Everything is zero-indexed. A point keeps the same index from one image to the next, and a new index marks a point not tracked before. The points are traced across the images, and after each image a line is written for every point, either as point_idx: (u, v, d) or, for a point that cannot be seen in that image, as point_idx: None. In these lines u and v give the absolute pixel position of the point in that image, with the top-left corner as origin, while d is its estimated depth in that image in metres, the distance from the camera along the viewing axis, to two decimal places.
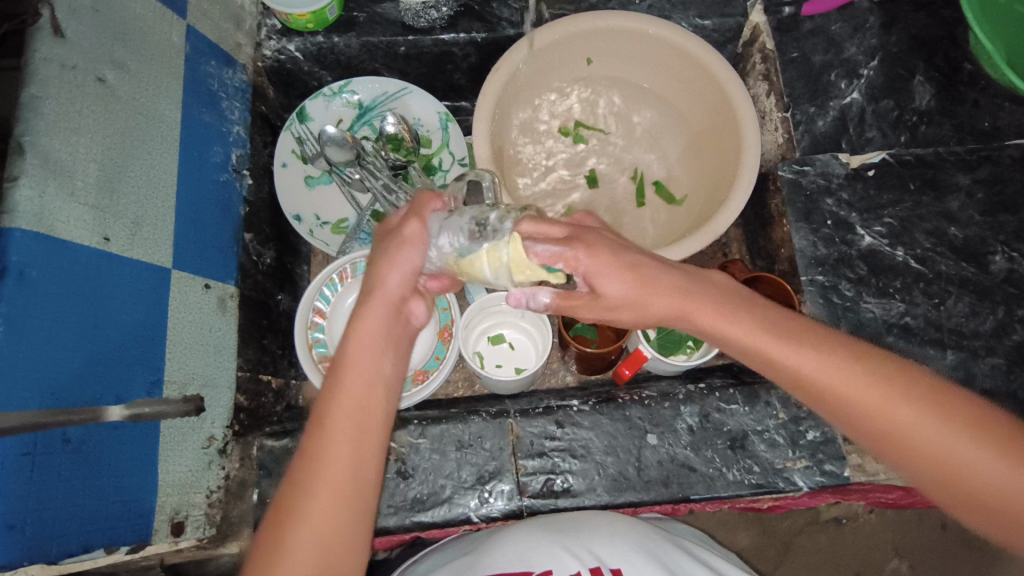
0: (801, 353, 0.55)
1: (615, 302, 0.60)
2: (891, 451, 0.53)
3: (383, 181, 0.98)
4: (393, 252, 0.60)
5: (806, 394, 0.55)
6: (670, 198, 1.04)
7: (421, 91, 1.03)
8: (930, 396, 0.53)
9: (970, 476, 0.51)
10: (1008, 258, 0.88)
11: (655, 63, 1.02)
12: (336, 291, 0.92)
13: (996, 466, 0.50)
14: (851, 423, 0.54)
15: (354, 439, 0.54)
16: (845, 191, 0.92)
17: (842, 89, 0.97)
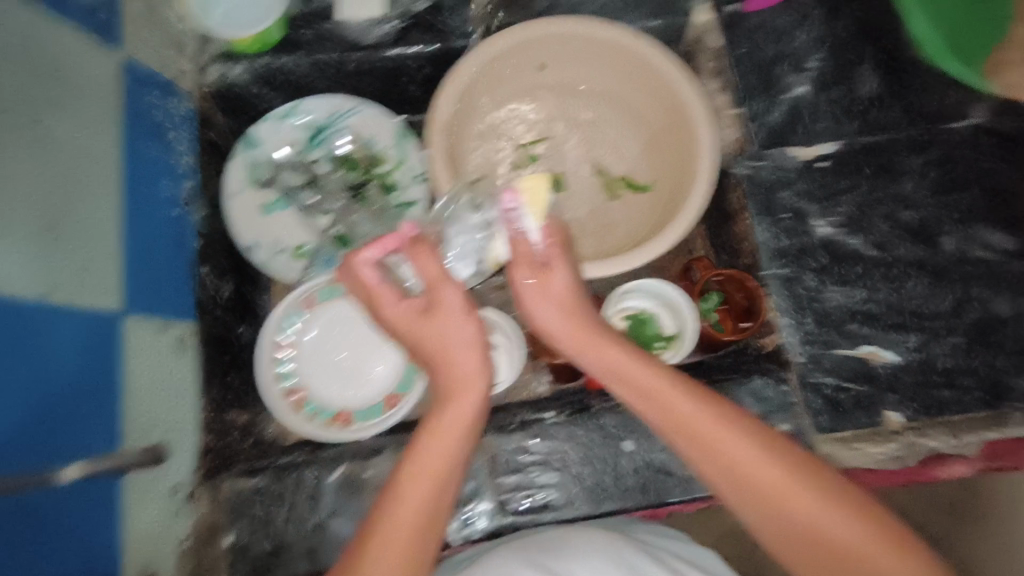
0: (688, 404, 0.59)
1: (542, 300, 0.69)
2: (758, 514, 0.55)
3: (341, 204, 0.97)
4: (445, 327, 0.65)
5: (684, 443, 0.58)
6: (641, 186, 1.03)
7: (374, 107, 0.99)
8: (804, 468, 0.55)
9: (833, 546, 0.52)
10: (960, 238, 0.89)
11: (608, 66, 1.01)
12: (299, 322, 0.90)
13: (859, 540, 0.51)
14: (723, 480, 0.57)
15: (440, 467, 0.56)
16: (802, 181, 0.93)
17: (794, 79, 0.97)
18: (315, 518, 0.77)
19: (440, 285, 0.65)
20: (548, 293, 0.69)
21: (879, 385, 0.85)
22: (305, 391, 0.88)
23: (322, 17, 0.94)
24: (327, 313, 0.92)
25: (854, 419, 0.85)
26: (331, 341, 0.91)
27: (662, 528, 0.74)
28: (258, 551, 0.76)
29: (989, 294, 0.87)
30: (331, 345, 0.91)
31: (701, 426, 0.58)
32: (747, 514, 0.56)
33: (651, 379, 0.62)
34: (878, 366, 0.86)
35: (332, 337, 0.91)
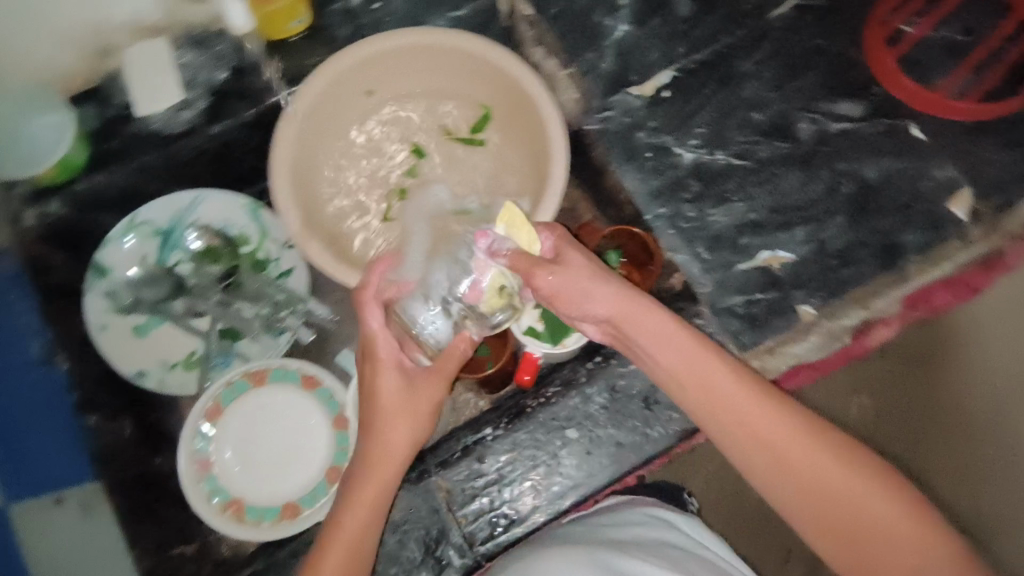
0: (742, 397, 0.62)
1: (571, 291, 0.66)
2: (791, 490, 0.60)
3: (216, 299, 0.94)
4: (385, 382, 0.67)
5: (727, 429, 0.63)
6: (486, 118, 1.00)
7: (216, 191, 0.94)
8: (850, 457, 0.60)
9: (865, 525, 0.58)
10: (812, 121, 0.92)
11: (433, 69, 0.98)
12: (212, 433, 0.86)
13: (897, 521, 0.57)
14: (760, 457, 0.61)
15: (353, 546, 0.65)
16: (652, 120, 0.93)
17: (610, 26, 0.96)
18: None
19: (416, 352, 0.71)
20: (573, 275, 0.65)
21: (784, 287, 0.86)
22: (241, 500, 0.85)
23: (120, 123, 0.89)
24: (238, 414, 0.87)
25: (771, 326, 0.85)
26: (251, 437, 0.87)
27: (627, 512, 0.72)
28: None
29: (854, 165, 0.89)
30: (254, 440, 0.87)
31: (745, 411, 0.62)
32: (781, 490, 0.61)
33: (694, 368, 0.65)
34: (779, 270, 0.86)
35: (251, 434, 0.87)
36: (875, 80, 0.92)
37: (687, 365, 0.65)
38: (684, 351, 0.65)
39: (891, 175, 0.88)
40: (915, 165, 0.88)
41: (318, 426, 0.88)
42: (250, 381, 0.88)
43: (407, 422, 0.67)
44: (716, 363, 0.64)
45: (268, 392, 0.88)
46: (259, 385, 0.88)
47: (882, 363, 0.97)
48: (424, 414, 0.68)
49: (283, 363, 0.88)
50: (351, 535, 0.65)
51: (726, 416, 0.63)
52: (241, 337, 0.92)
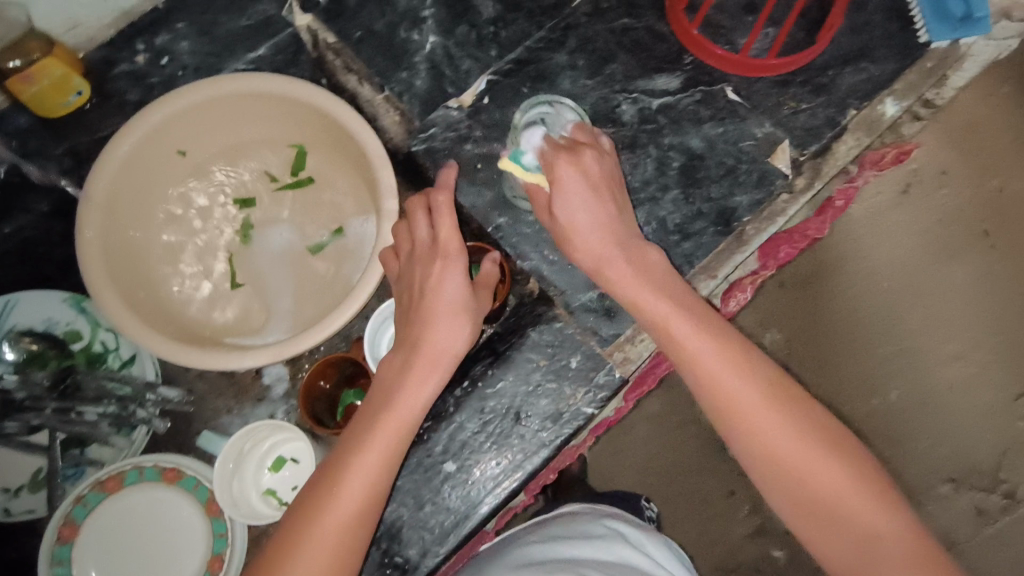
0: (754, 394, 0.63)
1: (570, 201, 0.72)
2: (762, 461, 0.62)
3: (53, 407, 0.85)
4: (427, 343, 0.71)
5: (734, 424, 0.64)
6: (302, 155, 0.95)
7: (29, 292, 0.87)
8: (826, 438, 0.62)
9: (837, 505, 0.60)
10: (632, 101, 0.92)
11: (241, 117, 0.91)
12: (72, 551, 0.82)
13: (860, 503, 0.59)
14: (757, 451, 0.63)
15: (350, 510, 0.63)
16: (475, 128, 0.91)
17: (418, 40, 0.94)
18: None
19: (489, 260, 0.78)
20: (568, 200, 0.72)
21: None
22: None
23: None
24: (98, 527, 0.83)
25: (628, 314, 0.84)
26: (115, 547, 0.83)
27: (587, 525, 0.79)
28: None
29: (679, 138, 0.90)
30: (119, 549, 0.83)
31: (759, 415, 0.63)
32: (766, 477, 0.63)
33: (724, 361, 0.65)
34: None
35: (114, 544, 0.83)
36: (684, 51, 0.93)
37: (716, 363, 0.65)
38: (715, 345, 0.65)
39: (715, 141, 0.90)
40: (735, 127, 0.90)
41: (189, 518, 0.85)
42: (104, 491, 0.84)
43: (465, 320, 0.72)
44: (732, 371, 0.64)
45: (125, 497, 0.84)
46: (114, 491, 0.84)
47: (779, 301, 1.14)
48: (428, 367, 0.70)
49: (137, 463, 0.84)
50: (352, 502, 0.63)
51: (730, 408, 0.64)
52: (90, 443, 0.87)
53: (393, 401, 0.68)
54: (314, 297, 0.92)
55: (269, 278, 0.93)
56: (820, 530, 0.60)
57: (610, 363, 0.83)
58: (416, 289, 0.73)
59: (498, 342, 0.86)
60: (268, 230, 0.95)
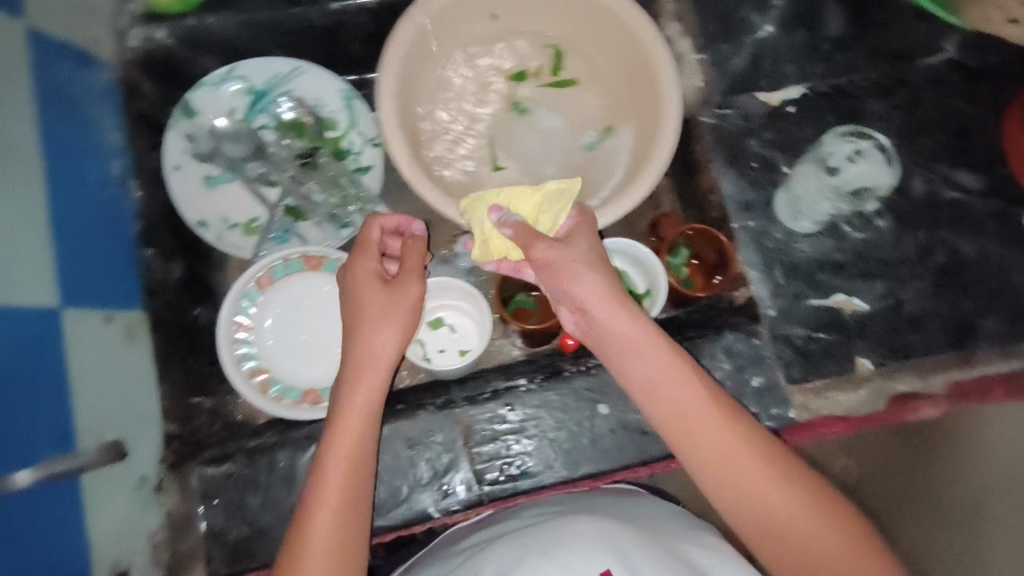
0: (801, 517, 0.56)
1: (384, 307, 0.67)
2: (796, 567, 0.56)
3: (291, 174, 0.93)
4: (370, 340, 0.66)
5: (777, 550, 0.56)
6: (562, 58, 0.98)
7: (316, 68, 0.92)
8: (832, 508, 0.57)
9: (764, 509, 0.57)
10: (926, 181, 0.89)
11: (563, 12, 0.94)
12: (258, 300, 0.87)
13: (837, 559, 0.54)
14: None
15: (345, 490, 0.60)
16: (767, 131, 0.91)
17: (753, 23, 0.92)
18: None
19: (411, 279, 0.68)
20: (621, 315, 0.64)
21: (847, 333, 0.85)
22: (269, 371, 0.86)
23: None
24: (285, 290, 0.88)
25: (824, 367, 0.84)
26: (292, 317, 0.88)
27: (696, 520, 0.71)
28: (237, 536, 0.73)
29: (954, 237, 0.87)
30: (293, 320, 0.88)
31: (798, 532, 0.56)
32: None
33: (766, 467, 0.58)
34: (848, 316, 0.85)
35: (293, 314, 0.88)
36: (1004, 160, 0.89)
37: (758, 475, 0.58)
38: (734, 441, 0.59)
39: (988, 258, 0.86)
40: (1014, 256, 0.86)
41: None
42: (305, 263, 0.88)
43: (401, 329, 0.67)
44: (772, 477, 0.58)
45: (320, 280, 0.89)
46: (314, 270, 0.89)
47: (880, 440, 0.96)
48: (390, 359, 0.66)
49: (344, 259, 0.89)
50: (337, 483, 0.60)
51: (777, 533, 0.56)
52: (304, 219, 0.92)
53: (355, 373, 0.65)
54: None
55: (523, 157, 0.97)
56: None
57: (791, 403, 0.82)
58: (351, 314, 0.68)
59: (688, 329, 0.89)
60: (533, 117, 0.98)
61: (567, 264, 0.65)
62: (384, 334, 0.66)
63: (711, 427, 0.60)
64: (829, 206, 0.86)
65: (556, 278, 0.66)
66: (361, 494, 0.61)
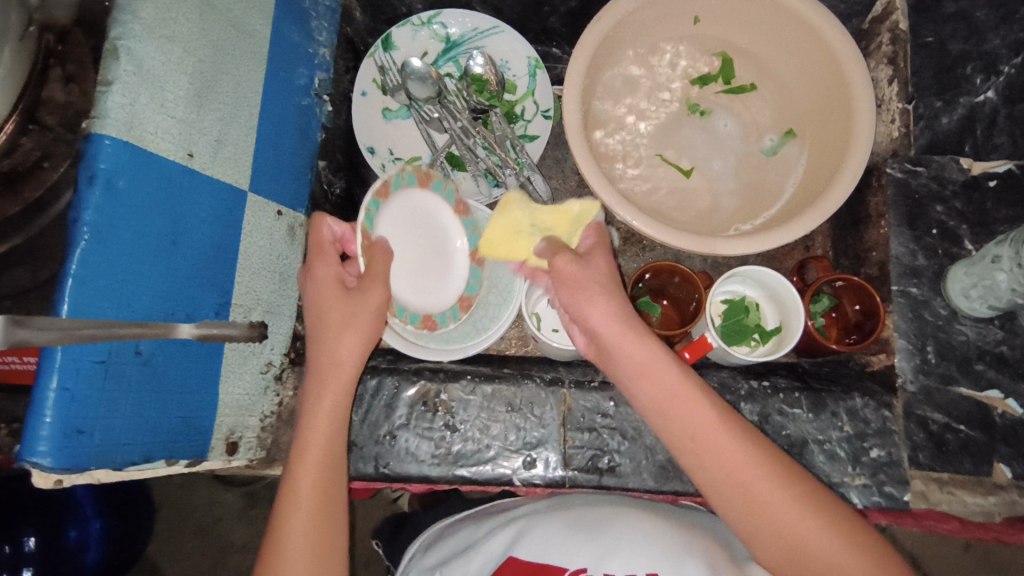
0: (791, 513, 0.56)
1: (340, 307, 0.66)
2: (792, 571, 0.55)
3: (462, 124, 0.94)
4: (341, 340, 0.66)
5: (770, 549, 0.57)
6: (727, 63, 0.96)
7: (513, 31, 0.96)
8: (820, 507, 0.57)
9: (777, 521, 0.56)
10: None
11: (769, 29, 0.92)
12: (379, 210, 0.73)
13: (827, 551, 0.55)
14: None
15: (320, 487, 0.62)
16: (958, 200, 0.84)
17: (976, 85, 0.87)
18: (433, 469, 0.78)
19: (376, 284, 0.67)
20: (619, 339, 0.65)
21: (992, 435, 0.77)
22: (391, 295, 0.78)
23: None
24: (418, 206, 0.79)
25: (957, 463, 0.77)
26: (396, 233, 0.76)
27: None
28: None
29: None
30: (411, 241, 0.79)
31: (788, 527, 0.56)
32: None
33: (758, 468, 0.59)
34: (998, 415, 0.78)
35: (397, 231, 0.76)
36: None
37: (751, 474, 0.59)
38: (722, 441, 0.60)
39: None
40: None
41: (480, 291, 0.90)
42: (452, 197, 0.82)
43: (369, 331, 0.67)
44: (761, 475, 0.59)
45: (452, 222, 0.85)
46: (426, 189, 0.80)
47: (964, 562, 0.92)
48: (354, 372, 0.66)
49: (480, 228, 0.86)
50: (310, 483, 0.62)
51: (769, 530, 0.57)
52: (461, 168, 0.96)
53: (327, 378, 0.65)
54: (691, 202, 0.93)
55: (686, 164, 0.95)
56: None
57: (908, 485, 0.77)
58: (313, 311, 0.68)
59: (811, 379, 0.84)
60: (707, 128, 0.96)
61: (583, 282, 0.67)
62: (349, 342, 0.66)
63: (702, 432, 0.61)
64: (1005, 280, 0.73)
65: (579, 306, 0.67)
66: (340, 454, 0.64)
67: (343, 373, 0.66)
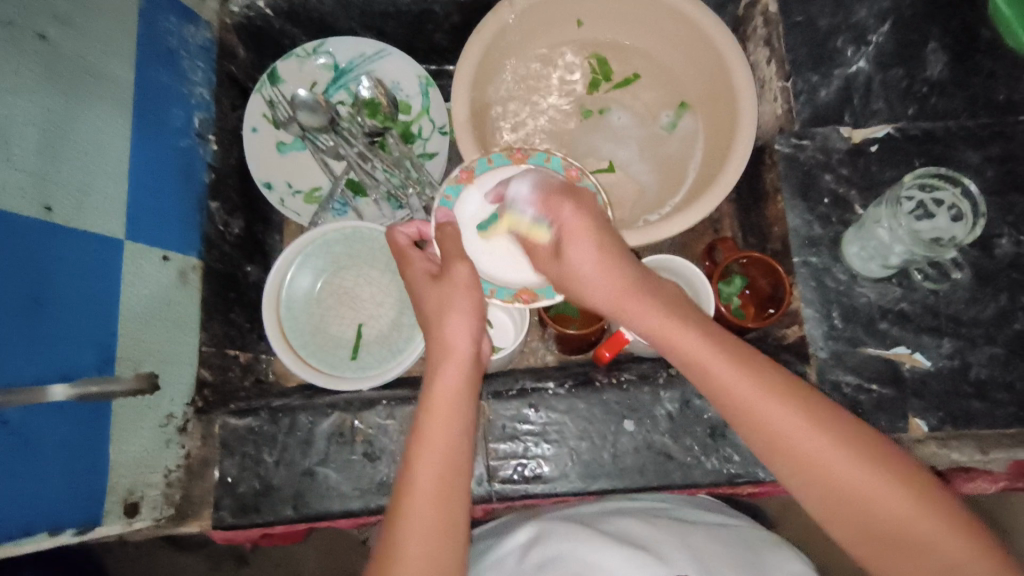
0: (794, 419, 0.57)
1: (446, 298, 0.69)
2: (797, 469, 0.57)
3: (358, 150, 0.95)
4: (451, 331, 0.68)
5: (782, 458, 0.57)
6: (603, 62, 0.97)
7: (399, 53, 0.95)
8: (808, 403, 0.58)
9: (799, 437, 0.56)
10: (1015, 242, 0.82)
11: (649, 23, 0.93)
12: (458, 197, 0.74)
13: (830, 453, 0.56)
14: (809, 484, 0.56)
15: (439, 472, 0.61)
16: (844, 167, 0.86)
17: (848, 57, 0.89)
18: (356, 502, 0.74)
19: (456, 261, 0.69)
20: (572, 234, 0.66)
21: (904, 390, 0.79)
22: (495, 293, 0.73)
23: None
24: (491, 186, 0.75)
25: (874, 422, 0.78)
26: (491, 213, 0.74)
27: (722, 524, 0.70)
28: (246, 489, 0.74)
29: None
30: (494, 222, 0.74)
31: (803, 437, 0.56)
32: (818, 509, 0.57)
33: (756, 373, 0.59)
34: (907, 370, 0.79)
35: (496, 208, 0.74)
36: None
37: (746, 381, 0.58)
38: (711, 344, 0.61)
39: None
40: None
41: (392, 313, 0.90)
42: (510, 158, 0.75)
43: (472, 318, 0.68)
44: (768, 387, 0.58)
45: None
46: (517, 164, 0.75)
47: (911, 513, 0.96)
48: (467, 360, 0.68)
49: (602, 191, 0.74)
50: (435, 459, 0.61)
51: (774, 442, 0.57)
52: (363, 194, 0.95)
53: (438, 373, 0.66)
54: None
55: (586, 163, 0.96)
56: (800, 481, 0.56)
57: None
58: (429, 314, 0.70)
59: None
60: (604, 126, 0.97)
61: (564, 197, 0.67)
62: (460, 327, 0.68)
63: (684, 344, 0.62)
64: (887, 228, 0.76)
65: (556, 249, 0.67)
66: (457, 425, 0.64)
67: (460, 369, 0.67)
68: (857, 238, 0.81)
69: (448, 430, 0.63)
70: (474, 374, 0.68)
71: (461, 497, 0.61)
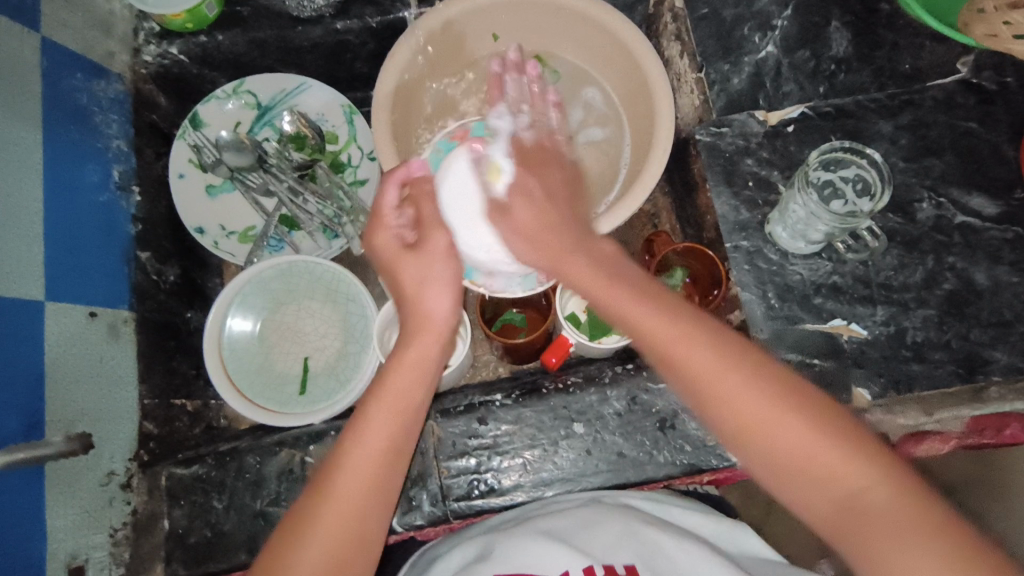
0: (678, 334, 0.54)
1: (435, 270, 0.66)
2: (692, 388, 0.54)
3: (289, 185, 0.93)
4: (430, 298, 0.64)
5: (679, 380, 0.55)
6: None
7: (320, 85, 0.97)
8: (689, 323, 0.55)
9: (692, 361, 0.53)
10: (936, 205, 0.84)
11: (563, 32, 0.95)
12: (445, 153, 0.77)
13: (732, 378, 0.52)
14: (729, 417, 0.52)
15: (385, 442, 0.58)
16: (764, 150, 0.88)
17: (756, 43, 0.92)
18: None
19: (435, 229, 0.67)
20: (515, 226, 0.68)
21: (845, 361, 0.80)
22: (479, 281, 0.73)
23: None
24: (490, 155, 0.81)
25: None
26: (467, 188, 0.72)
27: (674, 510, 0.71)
28: (198, 539, 0.73)
29: (965, 264, 0.82)
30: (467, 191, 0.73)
31: (678, 350, 0.54)
32: (740, 442, 0.53)
33: (628, 286, 0.59)
34: (845, 342, 0.80)
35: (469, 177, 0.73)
36: (1018, 185, 0.84)
37: (612, 288, 0.59)
38: (595, 275, 0.61)
39: (1002, 286, 0.81)
40: None
41: (337, 343, 0.89)
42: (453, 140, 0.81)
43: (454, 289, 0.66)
44: (640, 304, 0.57)
45: None
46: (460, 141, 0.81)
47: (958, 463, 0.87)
48: (445, 329, 0.64)
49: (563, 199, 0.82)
50: (389, 423, 0.58)
51: (664, 360, 0.55)
52: (298, 229, 0.96)
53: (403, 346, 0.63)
54: None
55: None
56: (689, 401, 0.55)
57: None
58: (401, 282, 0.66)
59: None
60: None
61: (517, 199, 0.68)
62: (441, 298, 0.65)
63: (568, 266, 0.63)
64: (799, 204, 0.77)
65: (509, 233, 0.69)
66: (415, 401, 0.61)
67: (423, 335, 0.63)
68: (777, 220, 0.83)
69: (405, 402, 0.60)
70: (447, 344, 0.65)
71: (399, 473, 0.58)
